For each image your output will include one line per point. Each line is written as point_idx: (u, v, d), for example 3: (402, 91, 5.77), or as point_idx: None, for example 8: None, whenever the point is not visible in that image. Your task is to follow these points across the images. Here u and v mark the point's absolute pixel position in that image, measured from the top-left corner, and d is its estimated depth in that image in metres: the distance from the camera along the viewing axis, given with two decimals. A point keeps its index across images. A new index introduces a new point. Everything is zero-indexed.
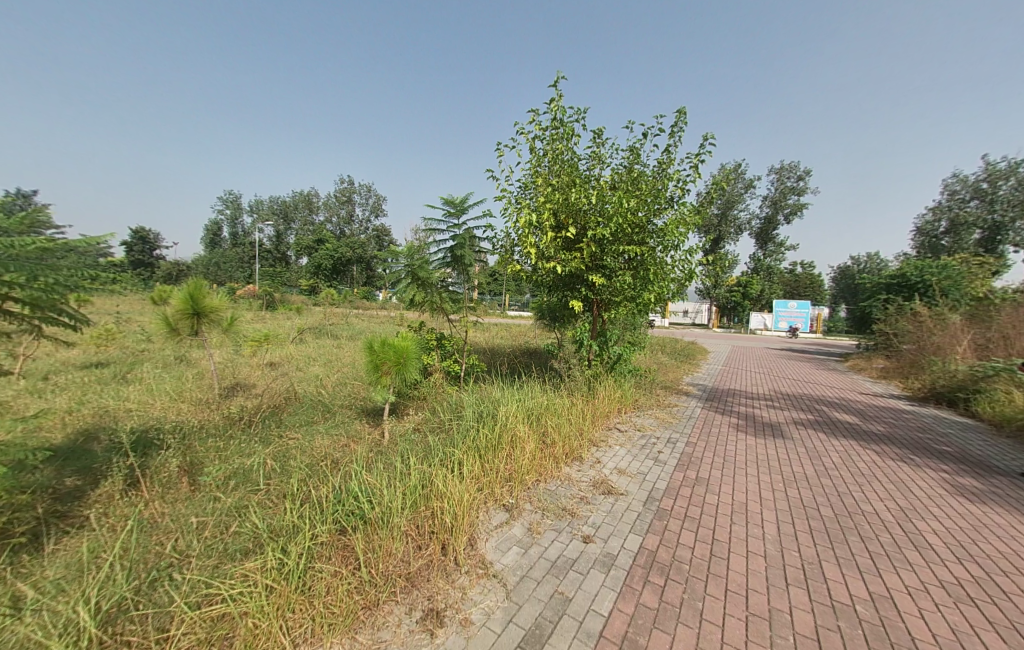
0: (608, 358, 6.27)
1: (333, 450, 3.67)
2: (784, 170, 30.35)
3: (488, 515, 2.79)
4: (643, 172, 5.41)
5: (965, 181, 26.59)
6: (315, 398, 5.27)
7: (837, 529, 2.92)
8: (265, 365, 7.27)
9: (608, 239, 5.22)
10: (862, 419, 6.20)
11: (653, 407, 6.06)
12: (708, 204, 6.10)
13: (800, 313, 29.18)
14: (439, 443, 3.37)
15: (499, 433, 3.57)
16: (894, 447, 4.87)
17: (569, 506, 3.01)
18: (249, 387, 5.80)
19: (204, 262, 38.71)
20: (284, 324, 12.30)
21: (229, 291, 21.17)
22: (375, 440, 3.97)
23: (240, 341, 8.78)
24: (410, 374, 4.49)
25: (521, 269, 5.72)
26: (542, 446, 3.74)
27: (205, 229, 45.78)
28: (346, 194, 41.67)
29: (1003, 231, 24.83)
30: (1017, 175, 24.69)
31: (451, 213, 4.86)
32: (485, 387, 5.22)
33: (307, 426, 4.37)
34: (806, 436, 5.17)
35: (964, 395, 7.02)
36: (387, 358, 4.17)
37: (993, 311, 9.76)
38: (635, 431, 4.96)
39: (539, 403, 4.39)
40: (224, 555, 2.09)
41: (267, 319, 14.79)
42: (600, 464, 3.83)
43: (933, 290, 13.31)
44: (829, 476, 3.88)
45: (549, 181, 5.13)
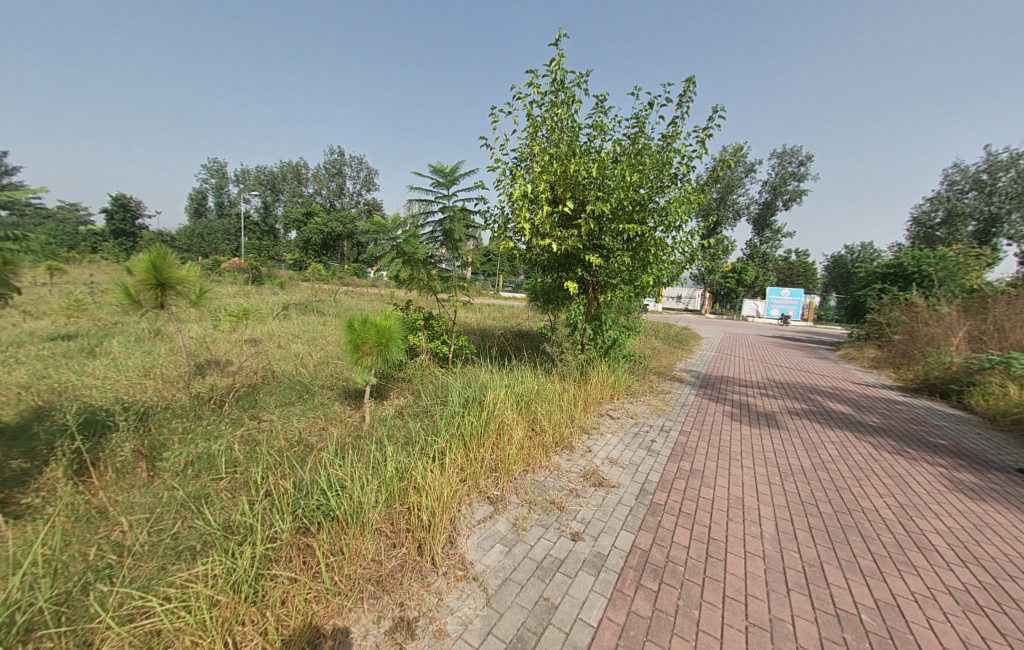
0: (602, 342, 6.06)
1: (308, 435, 3.44)
2: (786, 155, 29.75)
3: (471, 508, 2.60)
4: (647, 146, 5.06)
5: (965, 172, 26.42)
6: (294, 378, 5.01)
7: (837, 527, 2.79)
8: (245, 342, 6.95)
9: (607, 216, 4.90)
10: (856, 409, 6.12)
11: (646, 394, 5.90)
12: (713, 184, 5.79)
13: (792, 301, 29.29)
14: (421, 430, 3.15)
15: (486, 420, 3.36)
16: (890, 439, 4.78)
17: (558, 499, 2.82)
18: (226, 365, 5.51)
19: (188, 233, 37.43)
20: (269, 299, 11.89)
21: (214, 264, 20.45)
22: (353, 425, 3.74)
23: (221, 315, 8.41)
24: (393, 355, 4.23)
25: (515, 247, 5.40)
26: (531, 434, 3.55)
27: (190, 198, 44.21)
28: (336, 166, 40.20)
29: (998, 223, 24.86)
30: (1017, 168, 24.58)
31: (441, 183, 4.50)
32: (474, 370, 4.99)
33: (282, 408, 4.12)
34: (801, 426, 5.05)
35: (957, 387, 6.98)
36: (368, 338, 3.90)
37: (988, 303, 9.70)
38: (628, 419, 4.79)
39: (529, 389, 4.17)
40: (172, 554, 1.87)
41: (251, 293, 14.34)
42: (591, 453, 3.65)
43: (928, 280, 13.28)
44: (826, 469, 3.75)
45: (546, 151, 4.75)
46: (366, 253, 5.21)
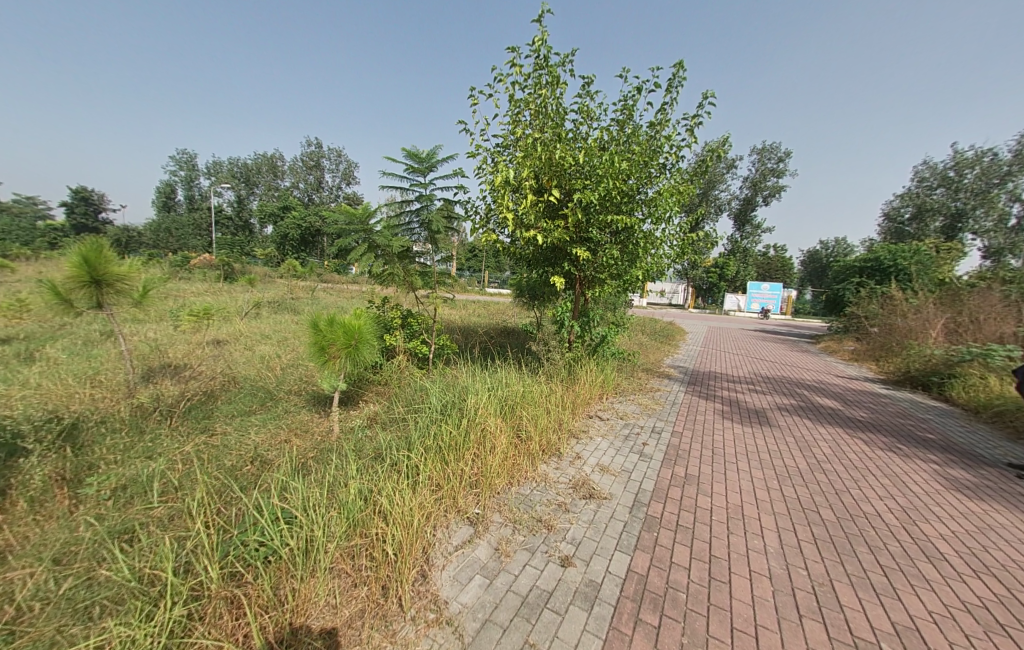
0: (590, 340, 5.83)
1: (267, 451, 3.09)
2: (766, 151, 30.17)
3: (448, 533, 2.30)
4: (635, 133, 4.79)
5: (934, 169, 27.32)
6: (258, 383, 4.60)
7: (842, 537, 2.60)
8: (208, 344, 6.45)
9: (595, 206, 4.65)
10: (843, 404, 6.06)
11: (635, 392, 5.70)
12: (702, 175, 5.60)
13: (772, 296, 29.91)
14: (392, 442, 2.83)
15: (466, 429, 3.07)
16: (880, 435, 4.69)
17: (545, 516, 2.55)
18: (182, 370, 5.05)
19: (156, 228, 35.64)
20: (239, 297, 11.24)
21: (183, 260, 19.42)
22: (320, 437, 3.39)
23: (182, 315, 7.83)
24: (364, 359, 3.87)
25: (498, 240, 5.09)
26: (515, 442, 3.27)
27: (158, 191, 42.19)
28: (314, 158, 38.88)
29: (964, 218, 25.82)
30: (981, 165, 25.57)
31: (416, 169, 4.14)
32: (455, 372, 4.69)
33: (241, 419, 3.74)
34: (792, 423, 4.92)
35: (938, 380, 7.02)
36: (335, 340, 3.53)
37: (962, 296, 9.89)
38: (617, 420, 4.56)
39: (514, 392, 3.89)
40: (72, 614, 1.55)
41: (222, 291, 13.59)
42: (580, 460, 3.40)
43: (904, 273, 13.56)
44: (823, 471, 3.59)
45: (530, 136, 4.43)
46: (336, 246, 4.80)
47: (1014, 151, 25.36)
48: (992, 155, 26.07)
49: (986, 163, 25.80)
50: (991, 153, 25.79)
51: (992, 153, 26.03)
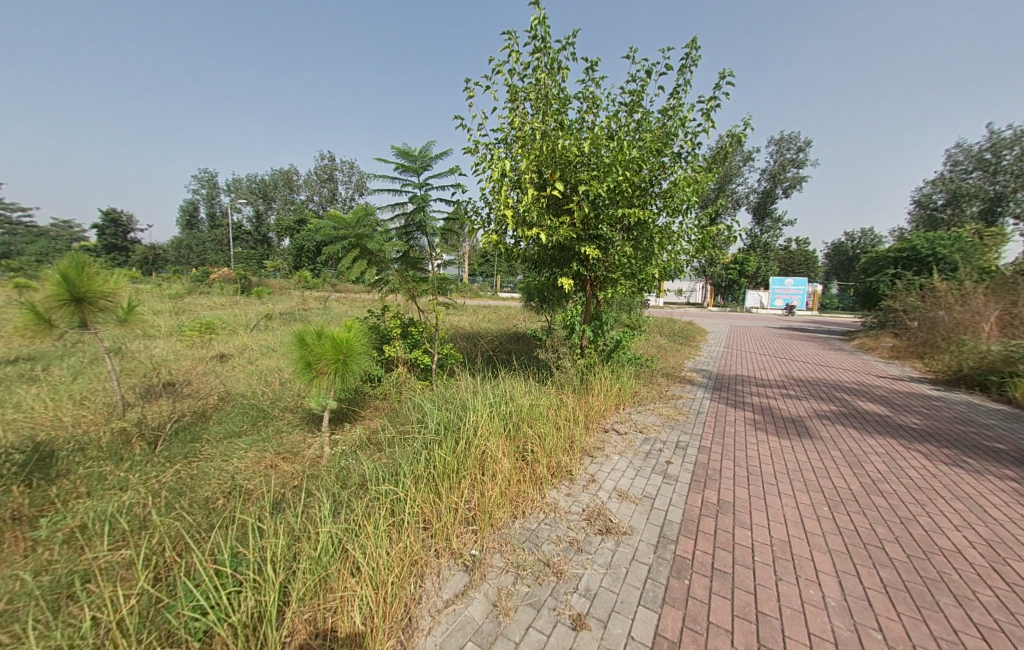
0: (603, 344, 5.40)
1: (247, 480, 2.81)
2: (784, 141, 29.04)
3: (438, 583, 1.94)
4: (644, 119, 4.41)
5: (968, 151, 25.76)
6: (251, 401, 4.38)
7: (919, 583, 2.12)
8: (211, 359, 6.32)
9: (604, 200, 4.28)
10: (890, 409, 5.45)
11: (655, 401, 5.26)
12: (721, 162, 5.14)
13: (796, 291, 28.71)
14: (378, 471, 2.50)
15: (463, 454, 2.72)
16: (940, 447, 4.11)
17: (554, 559, 2.17)
18: (178, 388, 4.88)
19: (179, 245, 36.76)
20: (250, 310, 11.25)
21: (202, 275, 19.79)
22: (306, 461, 3.10)
23: (188, 330, 7.76)
24: (355, 374, 3.57)
25: (500, 241, 4.75)
26: (520, 466, 2.91)
27: (181, 209, 43.74)
28: (326, 171, 39.56)
29: (1004, 202, 24.20)
30: (1021, 145, 23.97)
31: (408, 167, 3.85)
32: (458, 384, 4.36)
33: (227, 442, 3.49)
34: (836, 433, 4.39)
35: (997, 379, 6.28)
36: (322, 355, 3.24)
37: (1016, 283, 9.00)
38: (636, 434, 4.14)
39: (519, 408, 3.52)
40: None
41: (235, 304, 13.68)
42: (595, 485, 3.01)
43: (943, 262, 12.61)
44: (881, 493, 3.08)
45: (530, 127, 4.09)
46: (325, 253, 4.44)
47: None
48: None
49: None
50: None
51: None
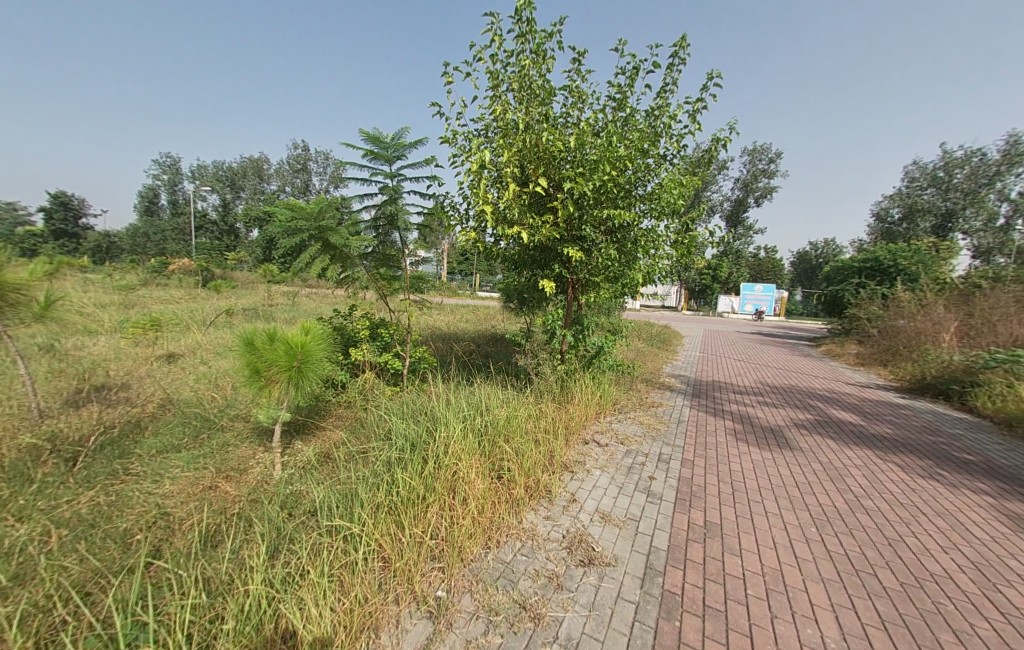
0: (584, 350, 5.20)
1: (177, 506, 2.42)
2: (757, 152, 29.99)
3: (395, 637, 1.65)
4: (632, 116, 4.22)
5: (924, 169, 27.32)
6: (197, 409, 3.93)
7: (916, 617, 2.00)
8: (158, 360, 5.73)
9: (589, 200, 4.08)
10: (863, 418, 5.51)
11: (635, 409, 5.12)
12: (706, 166, 5.04)
13: (765, 297, 29.72)
14: (331, 498, 2.18)
15: (431, 476, 2.43)
16: (915, 458, 4.13)
17: (531, 599, 1.91)
18: (112, 393, 4.34)
19: (135, 233, 34.46)
20: (209, 305, 10.48)
21: (160, 265, 18.49)
22: (253, 481, 2.73)
23: (134, 325, 7.06)
24: (313, 383, 3.20)
25: (479, 240, 4.48)
26: (495, 486, 2.64)
27: (140, 194, 41.07)
28: (300, 161, 38.01)
29: (954, 218, 25.81)
30: (970, 165, 25.63)
31: (379, 155, 3.51)
32: (430, 392, 4.05)
33: (162, 458, 3.06)
34: (814, 444, 4.35)
35: (959, 388, 6.50)
36: (273, 361, 2.86)
37: (971, 295, 9.44)
38: (617, 446, 3.95)
39: (495, 421, 3.26)
40: None
41: (192, 297, 12.74)
42: (575, 505, 2.78)
43: (904, 273, 13.21)
44: (866, 511, 3.00)
45: (513, 118, 3.84)
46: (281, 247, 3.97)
47: (1002, 151, 25.45)
48: (981, 155, 26.12)
49: (975, 163, 25.83)
50: (979, 153, 25.87)
51: (980, 153, 26.12)
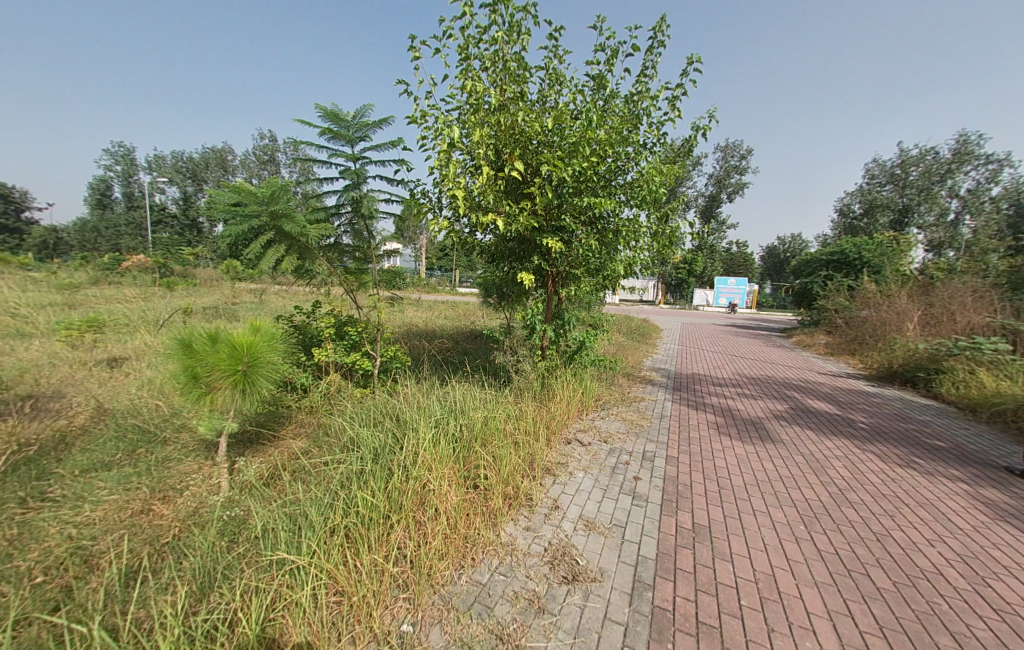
0: (565, 345, 5.01)
1: (98, 540, 2.09)
2: (729, 149, 30.66)
3: None
4: (611, 100, 4.03)
5: (883, 167, 28.62)
6: (137, 420, 3.51)
7: (914, 621, 1.91)
8: (98, 365, 5.18)
9: (569, 187, 3.88)
10: (838, 407, 5.58)
11: (618, 405, 5.00)
12: (686, 155, 4.92)
13: (738, 291, 30.55)
14: (279, 524, 1.90)
15: (398, 491, 2.17)
16: (891, 447, 4.15)
17: (509, 627, 1.69)
18: (37, 402, 3.84)
19: (84, 227, 32.13)
20: (164, 303, 9.74)
21: (112, 261, 17.13)
22: (192, 503, 2.40)
23: (73, 327, 6.40)
24: (266, 388, 2.85)
25: (453, 230, 4.19)
26: (470, 497, 2.41)
27: (90, 186, 38.25)
28: (267, 152, 36.27)
29: (910, 213, 27.18)
30: (924, 164, 27.01)
31: (338, 134, 3.17)
32: (402, 394, 3.78)
33: (87, 480, 2.68)
34: (795, 436, 4.32)
35: (924, 375, 6.70)
36: (215, 365, 2.52)
37: (931, 285, 9.83)
38: (600, 445, 3.79)
39: (471, 424, 3.02)
40: None
41: (146, 296, 11.84)
42: (558, 513, 2.59)
43: (867, 266, 13.71)
44: (851, 505, 2.94)
45: (486, 99, 3.57)
46: (226, 235, 3.53)
47: (952, 150, 26.92)
48: (934, 154, 27.57)
49: (928, 161, 27.23)
50: (932, 152, 27.30)
51: (933, 152, 27.56)
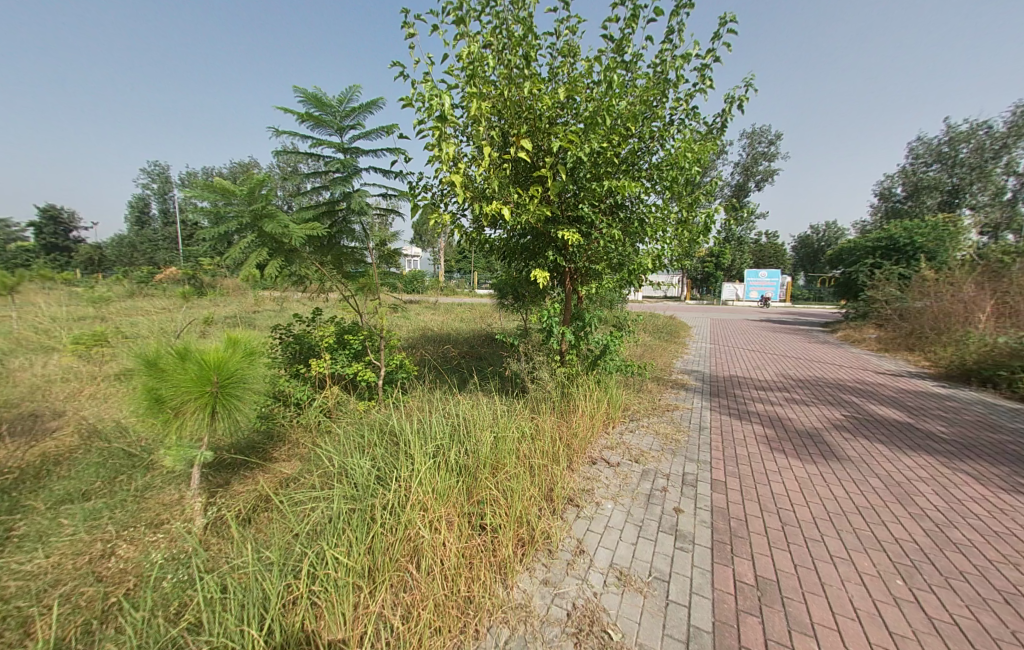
0: (587, 349, 4.43)
1: (42, 597, 1.81)
2: (755, 135, 29.14)
3: None
4: (634, 69, 3.51)
5: (929, 145, 26.46)
6: (125, 443, 3.29)
7: None
8: (106, 379, 5.07)
9: (587, 170, 3.41)
10: (907, 414, 4.83)
11: (648, 415, 4.47)
12: (720, 131, 4.33)
13: (770, 284, 28.94)
14: (232, 589, 1.54)
15: (383, 542, 1.78)
16: (987, 464, 3.44)
17: None
18: (33, 421, 3.70)
19: (123, 243, 33.84)
20: (184, 314, 9.83)
21: (145, 274, 17.80)
22: (156, 547, 2.10)
23: (88, 341, 6.38)
24: (244, 410, 2.51)
25: (459, 226, 3.79)
26: (476, 544, 1.98)
27: (130, 204, 40.44)
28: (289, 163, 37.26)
29: (961, 194, 24.98)
30: (977, 139, 24.77)
31: (323, 120, 2.84)
32: (405, 409, 3.39)
33: (55, 516, 2.44)
34: (864, 451, 3.67)
35: (1007, 374, 5.80)
36: (181, 386, 2.16)
37: (1002, 270, 8.69)
38: (631, 466, 3.28)
39: (478, 448, 2.59)
40: None
41: (169, 307, 12.06)
42: (581, 559, 2.13)
43: (919, 252, 12.47)
44: (956, 549, 2.33)
45: (488, 73, 3.16)
46: (208, 237, 3.24)
47: (1009, 122, 24.58)
48: (987, 127, 25.23)
49: (981, 136, 24.94)
50: (986, 126, 25.00)
51: (987, 126, 25.22)
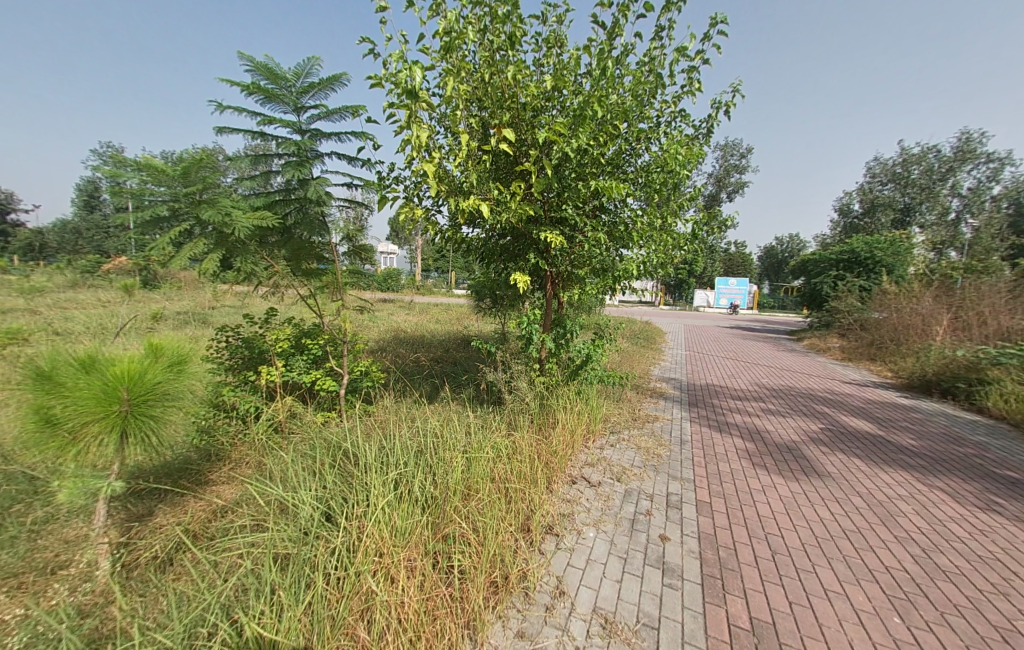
0: (567, 358, 4.21)
1: None
2: (727, 148, 30.18)
3: None
4: (623, 64, 3.33)
5: (884, 165, 28.14)
6: None
7: None
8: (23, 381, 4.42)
9: (571, 169, 3.19)
10: (877, 425, 4.89)
11: (629, 428, 4.30)
12: (706, 137, 4.21)
13: (739, 292, 29.93)
14: None
15: (325, 602, 1.46)
16: (959, 480, 3.46)
17: None
18: None
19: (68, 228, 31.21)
20: (130, 309, 8.99)
21: (89, 262, 16.34)
22: (39, 604, 1.69)
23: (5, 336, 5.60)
24: (166, 429, 2.12)
25: (432, 223, 3.49)
26: (439, 593, 1.69)
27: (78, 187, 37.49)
28: None
29: (912, 213, 26.67)
30: (926, 162, 26.54)
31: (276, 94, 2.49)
32: (367, 423, 3.05)
33: None
34: (843, 467, 3.62)
35: (965, 386, 6.02)
36: (79, 404, 1.75)
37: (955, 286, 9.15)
38: (613, 485, 3.07)
39: (448, 473, 2.30)
40: None
41: (113, 299, 11.04)
42: (561, 603, 1.88)
43: (879, 266, 13.07)
44: (946, 579, 2.24)
45: (467, 56, 2.88)
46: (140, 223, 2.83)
47: (954, 148, 26.49)
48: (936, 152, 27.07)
49: (930, 160, 26.74)
50: (934, 151, 26.83)
51: (936, 150, 27.05)
